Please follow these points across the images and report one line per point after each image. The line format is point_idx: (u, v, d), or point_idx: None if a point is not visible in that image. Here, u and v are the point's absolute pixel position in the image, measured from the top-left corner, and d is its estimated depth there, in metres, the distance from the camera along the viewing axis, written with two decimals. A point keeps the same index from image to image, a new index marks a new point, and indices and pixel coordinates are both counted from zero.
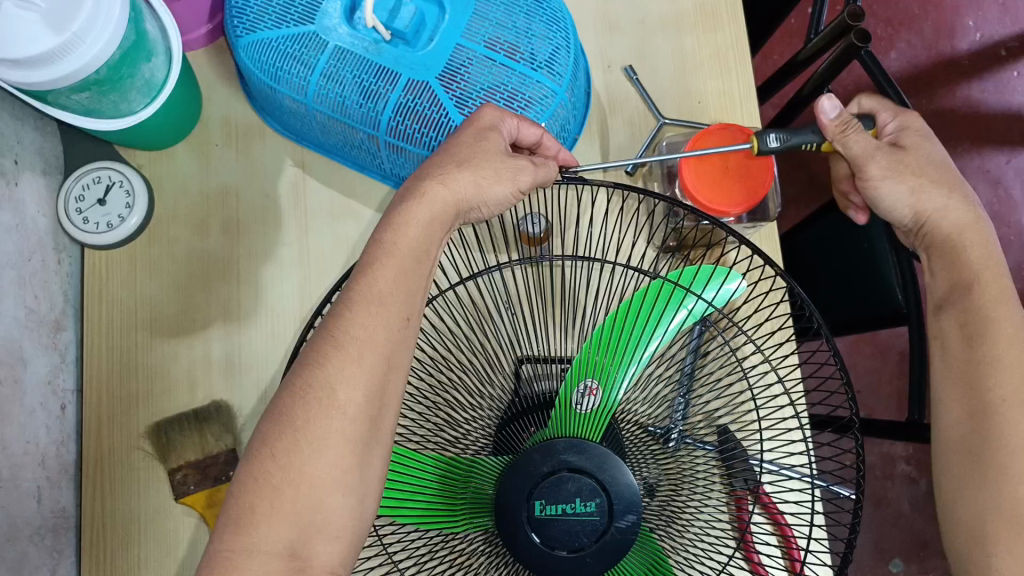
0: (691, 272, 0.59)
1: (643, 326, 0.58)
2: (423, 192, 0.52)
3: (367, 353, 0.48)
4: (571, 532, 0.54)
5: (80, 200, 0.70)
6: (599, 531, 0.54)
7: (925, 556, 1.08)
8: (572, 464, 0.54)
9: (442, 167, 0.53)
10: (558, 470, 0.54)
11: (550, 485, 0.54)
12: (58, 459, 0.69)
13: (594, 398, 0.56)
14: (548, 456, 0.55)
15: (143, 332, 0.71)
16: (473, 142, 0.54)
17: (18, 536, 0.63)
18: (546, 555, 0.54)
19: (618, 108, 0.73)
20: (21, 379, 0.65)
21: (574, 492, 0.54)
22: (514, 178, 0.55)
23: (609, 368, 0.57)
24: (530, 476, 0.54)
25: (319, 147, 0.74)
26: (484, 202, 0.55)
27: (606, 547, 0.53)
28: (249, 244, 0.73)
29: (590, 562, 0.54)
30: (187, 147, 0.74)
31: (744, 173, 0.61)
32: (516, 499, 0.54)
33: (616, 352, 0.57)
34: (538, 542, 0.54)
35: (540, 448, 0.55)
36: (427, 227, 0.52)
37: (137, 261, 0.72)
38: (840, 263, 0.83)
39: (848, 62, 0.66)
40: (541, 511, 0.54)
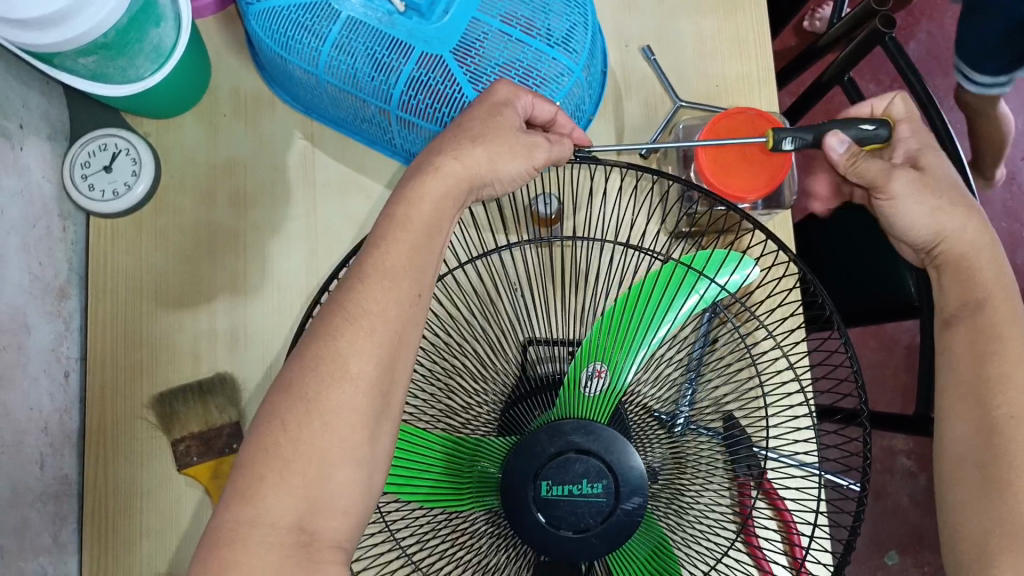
0: (707, 256, 0.59)
1: (654, 310, 0.57)
2: (437, 167, 0.51)
3: (377, 327, 0.47)
4: (577, 513, 0.53)
5: (85, 166, 0.69)
6: (605, 513, 0.53)
7: (921, 549, 1.09)
8: (579, 445, 0.54)
9: (456, 142, 0.52)
10: (565, 451, 0.54)
11: (557, 465, 0.54)
12: (61, 426, 0.68)
13: (604, 381, 0.56)
14: (555, 437, 0.54)
15: (148, 303, 0.70)
16: (486, 117, 0.53)
17: (19, 502, 0.63)
18: (551, 535, 0.53)
19: (634, 89, 0.72)
20: (25, 346, 0.65)
21: (581, 473, 0.54)
22: (528, 155, 0.54)
23: (618, 352, 0.57)
24: (535, 456, 0.54)
25: (328, 120, 0.72)
26: (497, 179, 0.54)
27: (611, 529, 0.53)
28: (256, 217, 0.72)
29: (595, 543, 0.53)
30: (195, 116, 0.73)
31: (761, 158, 0.60)
32: (522, 479, 0.54)
33: (626, 335, 0.57)
34: (544, 522, 0.53)
35: (548, 429, 0.54)
36: (440, 202, 0.51)
37: (143, 230, 0.71)
38: (850, 259, 0.82)
39: (870, 50, 0.65)
40: (547, 491, 0.54)
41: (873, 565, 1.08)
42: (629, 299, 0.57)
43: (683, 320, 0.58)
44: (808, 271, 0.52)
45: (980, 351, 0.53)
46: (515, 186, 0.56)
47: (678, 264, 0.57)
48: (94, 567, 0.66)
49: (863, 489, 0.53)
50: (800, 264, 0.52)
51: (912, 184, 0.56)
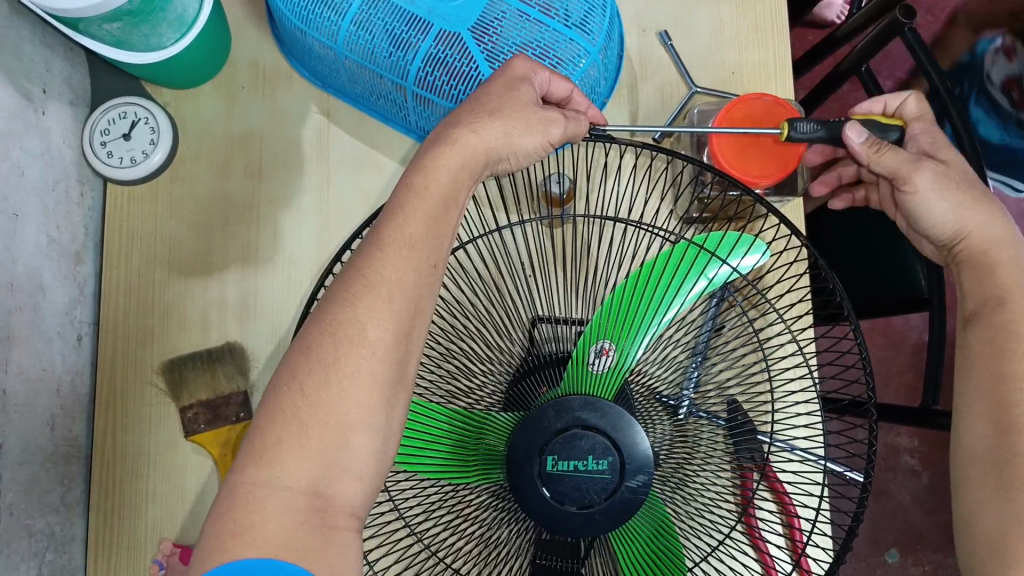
0: (717, 238, 0.59)
1: (662, 293, 0.57)
2: (454, 138, 0.51)
3: (391, 293, 0.48)
4: (581, 489, 0.54)
5: (105, 133, 0.70)
6: (610, 489, 0.54)
7: (921, 549, 1.08)
8: (587, 422, 0.54)
9: (475, 115, 0.52)
10: (572, 427, 0.54)
11: (562, 441, 0.54)
12: (73, 389, 0.69)
13: (611, 360, 0.56)
14: (562, 413, 0.55)
15: (161, 270, 0.71)
16: (504, 91, 0.53)
17: (31, 461, 0.63)
18: (555, 510, 0.53)
19: (650, 74, 0.72)
20: (41, 307, 0.65)
21: (587, 450, 0.54)
22: (545, 131, 0.54)
23: (625, 332, 0.57)
24: (542, 431, 0.54)
25: (344, 96, 0.73)
26: (513, 153, 0.54)
27: (615, 506, 0.53)
28: (270, 189, 0.73)
29: (598, 520, 0.54)
30: (213, 88, 0.74)
31: (774, 144, 0.60)
32: (527, 453, 0.54)
33: (635, 315, 0.57)
34: (548, 497, 0.54)
35: (555, 404, 0.55)
36: (457, 174, 0.51)
37: (158, 198, 0.72)
38: (862, 250, 0.81)
39: (888, 41, 0.65)
40: (553, 466, 0.54)
41: (873, 563, 1.08)
42: (637, 280, 0.57)
43: (690, 303, 0.58)
44: (817, 255, 0.52)
45: (992, 343, 0.53)
46: (531, 161, 0.56)
47: (690, 245, 0.57)
48: (100, 529, 0.67)
49: (867, 478, 0.53)
50: (810, 248, 0.52)
51: (927, 177, 0.56)
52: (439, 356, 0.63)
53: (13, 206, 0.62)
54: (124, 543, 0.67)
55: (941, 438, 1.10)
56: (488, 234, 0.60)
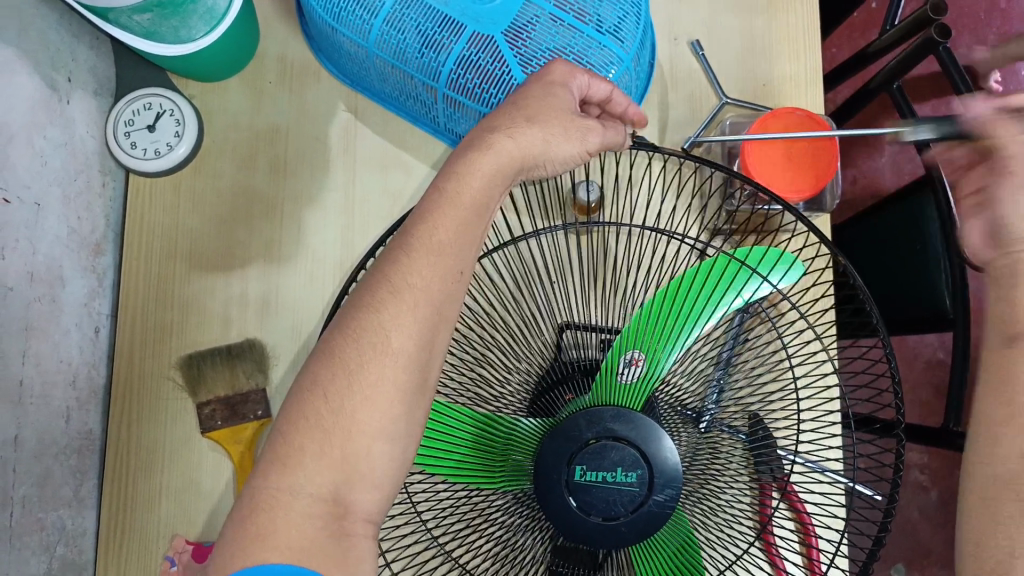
0: (756, 253, 0.58)
1: (694, 304, 0.57)
2: (491, 144, 0.50)
3: (428, 285, 0.47)
4: (609, 501, 0.53)
5: (129, 124, 0.70)
6: (637, 502, 0.53)
7: (928, 564, 1.08)
8: (617, 433, 0.53)
9: (512, 120, 0.51)
10: (602, 438, 0.53)
11: (593, 451, 0.53)
12: (89, 381, 0.68)
13: (642, 370, 0.56)
14: (593, 423, 0.53)
15: (182, 264, 0.70)
16: (541, 96, 0.52)
17: (44, 453, 0.62)
18: (580, 520, 0.53)
19: (681, 83, 0.72)
20: (59, 299, 0.65)
21: (616, 462, 0.53)
22: (582, 139, 0.53)
23: (658, 342, 0.56)
24: (572, 440, 0.53)
25: (372, 94, 0.72)
26: (549, 160, 0.53)
27: (641, 519, 0.52)
28: (295, 184, 0.72)
29: (623, 531, 0.53)
30: (240, 81, 0.73)
31: (803, 160, 0.59)
32: (556, 460, 0.53)
33: (667, 325, 0.57)
34: (574, 507, 0.53)
35: (587, 414, 0.53)
36: (490, 179, 0.50)
37: (181, 192, 0.71)
38: (890, 253, 0.78)
39: (924, 59, 0.64)
40: (581, 476, 0.53)
41: None
42: (672, 291, 0.57)
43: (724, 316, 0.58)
44: (848, 268, 0.52)
45: None
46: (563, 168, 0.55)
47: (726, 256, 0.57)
48: (112, 527, 0.66)
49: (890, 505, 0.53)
50: (844, 266, 0.52)
51: None
52: (462, 362, 0.62)
53: (34, 195, 0.61)
54: (135, 540, 0.66)
55: (951, 454, 1.10)
56: (514, 242, 0.59)
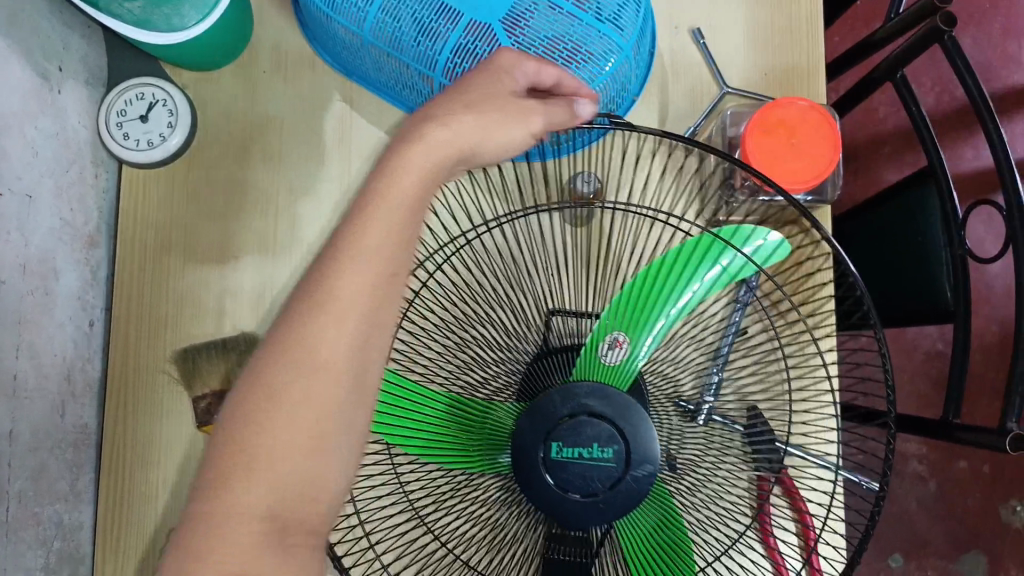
0: (739, 229, 0.56)
1: (678, 282, 0.54)
2: (422, 134, 0.46)
3: (356, 299, 0.41)
4: (586, 477, 0.51)
5: (121, 114, 0.69)
6: (614, 479, 0.51)
7: (924, 555, 1.09)
8: (593, 408, 0.51)
9: (448, 108, 0.47)
10: (578, 414, 0.51)
11: (569, 427, 0.51)
12: (83, 374, 0.68)
13: (625, 354, 0.53)
14: (568, 399, 0.51)
15: (176, 257, 0.70)
16: (483, 82, 0.48)
17: (40, 447, 0.62)
18: (558, 498, 0.51)
19: (682, 73, 0.71)
20: (53, 291, 0.64)
21: (592, 437, 0.51)
22: (525, 123, 0.49)
23: (639, 320, 0.54)
24: (547, 416, 0.51)
25: (368, 84, 0.71)
26: (487, 149, 0.48)
27: (619, 496, 0.51)
28: (290, 175, 0.71)
29: (604, 508, 0.51)
30: (234, 70, 0.72)
31: (804, 150, 0.58)
32: (533, 436, 0.51)
33: (649, 303, 0.54)
34: (551, 484, 0.51)
35: (561, 390, 0.51)
36: (425, 176, 0.45)
37: (174, 183, 0.71)
38: (891, 243, 0.75)
39: (927, 48, 0.63)
40: (557, 453, 0.51)
41: (877, 568, 1.08)
42: (655, 269, 0.54)
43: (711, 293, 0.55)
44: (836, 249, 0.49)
45: None
46: None
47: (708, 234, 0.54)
48: (109, 520, 0.66)
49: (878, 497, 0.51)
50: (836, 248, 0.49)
51: None
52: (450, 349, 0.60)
53: (27, 186, 0.60)
54: (132, 533, 0.66)
55: (949, 446, 1.10)
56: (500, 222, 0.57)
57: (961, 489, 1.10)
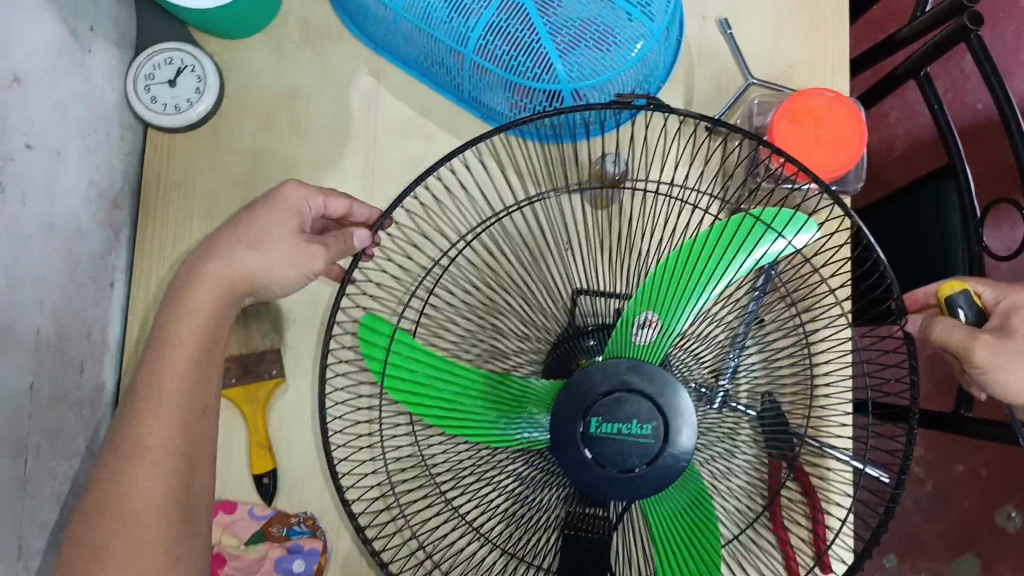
0: (783, 214, 0.56)
1: (707, 266, 0.54)
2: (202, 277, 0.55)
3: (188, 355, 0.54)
4: (624, 453, 0.50)
5: (149, 78, 0.69)
6: (652, 455, 0.50)
7: (919, 554, 1.10)
8: (633, 385, 0.50)
9: (228, 249, 0.56)
10: (616, 391, 0.50)
11: (608, 403, 0.50)
12: (103, 335, 0.68)
13: (657, 335, 0.53)
14: (608, 375, 0.50)
15: (199, 223, 0.71)
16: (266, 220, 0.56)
17: (60, 404, 0.63)
18: (595, 473, 0.50)
19: (707, 61, 0.71)
20: (77, 250, 0.64)
21: (631, 413, 0.50)
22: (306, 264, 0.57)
23: (671, 305, 0.54)
24: (582, 393, 0.51)
25: (396, 59, 0.71)
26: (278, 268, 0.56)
27: (657, 473, 0.50)
28: (315, 147, 0.72)
29: (639, 485, 0.50)
30: (262, 40, 0.72)
31: (831, 140, 0.59)
32: (570, 413, 0.51)
33: (681, 288, 0.54)
34: (589, 459, 0.50)
35: (603, 367, 0.50)
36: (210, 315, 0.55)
37: (199, 149, 0.71)
38: (894, 238, 0.76)
39: (954, 47, 0.64)
40: (596, 428, 0.50)
41: (871, 565, 1.10)
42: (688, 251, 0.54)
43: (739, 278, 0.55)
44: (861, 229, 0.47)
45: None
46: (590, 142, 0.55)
47: (745, 217, 0.54)
48: None
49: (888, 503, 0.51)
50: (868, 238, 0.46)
51: None
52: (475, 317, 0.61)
53: (55, 143, 0.60)
54: None
55: (948, 448, 1.11)
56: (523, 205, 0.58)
57: (959, 491, 1.11)
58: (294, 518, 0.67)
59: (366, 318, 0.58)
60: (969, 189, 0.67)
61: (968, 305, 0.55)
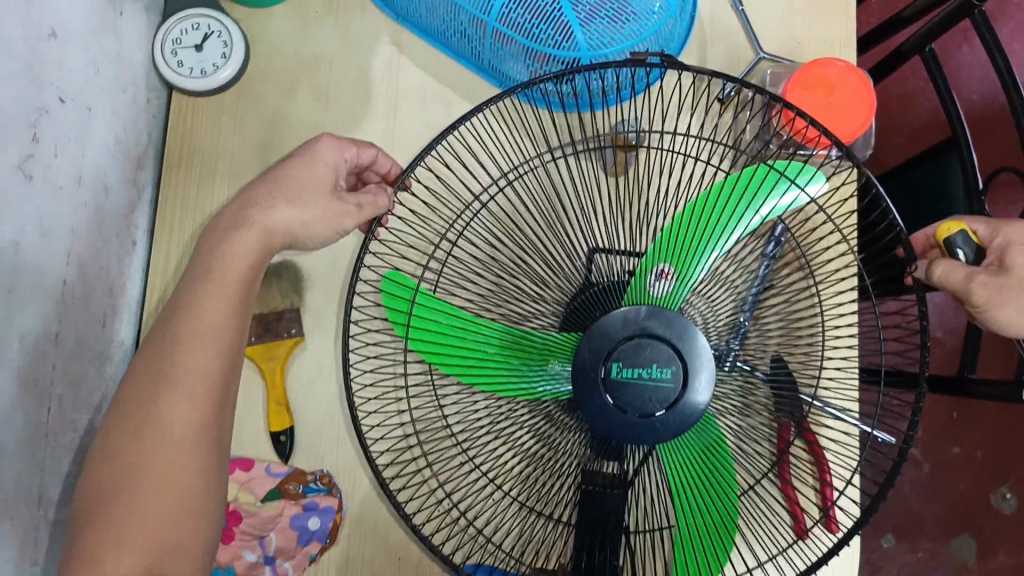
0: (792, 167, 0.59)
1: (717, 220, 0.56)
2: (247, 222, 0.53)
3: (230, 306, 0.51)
4: (644, 397, 0.52)
5: (176, 42, 0.70)
6: (671, 400, 0.51)
7: (916, 537, 1.12)
8: (653, 331, 0.52)
9: (270, 198, 0.54)
10: (637, 336, 0.52)
11: (628, 347, 0.52)
12: (124, 291, 0.69)
13: (672, 286, 0.54)
14: (627, 322, 0.52)
15: (220, 185, 0.72)
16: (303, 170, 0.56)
17: (83, 355, 0.64)
18: (616, 417, 0.51)
19: (719, 37, 0.74)
20: (103, 206, 0.65)
21: (651, 358, 0.52)
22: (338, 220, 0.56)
23: (686, 257, 0.55)
24: (603, 338, 0.52)
25: (418, 29, 0.73)
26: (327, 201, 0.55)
27: (676, 417, 0.51)
28: (336, 113, 0.73)
29: (659, 428, 0.52)
30: (287, 9, 0.74)
31: (843, 107, 0.61)
32: (592, 358, 0.52)
33: (694, 241, 0.56)
34: (610, 404, 0.52)
35: (622, 312, 0.52)
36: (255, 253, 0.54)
37: (223, 113, 0.73)
38: (902, 210, 0.79)
39: (957, 24, 0.66)
40: (618, 373, 0.52)
41: (868, 547, 1.11)
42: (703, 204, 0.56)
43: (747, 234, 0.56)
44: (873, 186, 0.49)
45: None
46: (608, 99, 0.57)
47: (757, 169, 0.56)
48: None
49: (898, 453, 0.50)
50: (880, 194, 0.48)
51: None
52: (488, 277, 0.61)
53: (86, 100, 0.62)
54: None
55: (944, 433, 1.13)
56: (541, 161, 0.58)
57: (954, 475, 1.13)
58: (310, 476, 0.68)
59: (389, 276, 0.61)
60: (972, 164, 0.69)
61: (967, 245, 0.56)
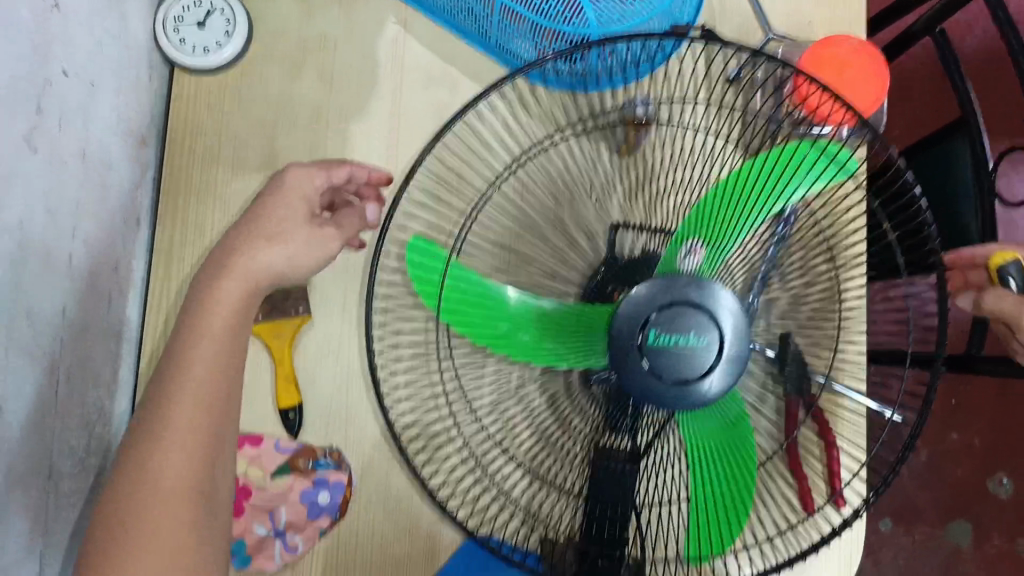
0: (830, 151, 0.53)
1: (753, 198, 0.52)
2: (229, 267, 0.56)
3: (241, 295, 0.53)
4: (683, 365, 0.48)
5: (178, 19, 0.70)
6: (709, 369, 0.48)
7: (914, 520, 1.13)
8: (693, 298, 0.48)
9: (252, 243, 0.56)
10: (677, 302, 0.49)
11: (669, 312, 0.48)
12: (129, 270, 0.69)
13: (703, 262, 0.51)
14: (668, 288, 0.49)
15: (223, 165, 0.71)
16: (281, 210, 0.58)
17: (89, 333, 0.63)
18: (651, 385, 0.49)
19: (727, 17, 0.74)
20: (107, 183, 0.65)
21: (691, 325, 0.48)
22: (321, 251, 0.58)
23: (720, 236, 0.51)
24: (642, 303, 0.49)
25: (424, 7, 0.73)
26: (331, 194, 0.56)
27: (713, 388, 0.48)
28: (341, 92, 0.73)
29: (692, 399, 0.49)
30: None
31: (854, 83, 0.61)
32: (629, 325, 0.49)
33: (730, 219, 0.52)
34: (646, 370, 0.49)
35: (665, 280, 0.49)
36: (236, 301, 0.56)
37: (227, 92, 0.72)
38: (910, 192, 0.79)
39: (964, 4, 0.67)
40: (655, 339, 0.49)
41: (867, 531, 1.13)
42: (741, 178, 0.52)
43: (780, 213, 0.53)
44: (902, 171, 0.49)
45: None
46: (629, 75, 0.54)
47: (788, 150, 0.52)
48: None
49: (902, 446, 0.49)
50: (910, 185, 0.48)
51: None
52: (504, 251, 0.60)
53: (91, 75, 0.61)
54: None
55: (942, 418, 1.14)
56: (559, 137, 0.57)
57: (951, 459, 1.14)
58: (320, 451, 0.68)
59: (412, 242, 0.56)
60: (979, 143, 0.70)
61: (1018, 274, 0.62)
